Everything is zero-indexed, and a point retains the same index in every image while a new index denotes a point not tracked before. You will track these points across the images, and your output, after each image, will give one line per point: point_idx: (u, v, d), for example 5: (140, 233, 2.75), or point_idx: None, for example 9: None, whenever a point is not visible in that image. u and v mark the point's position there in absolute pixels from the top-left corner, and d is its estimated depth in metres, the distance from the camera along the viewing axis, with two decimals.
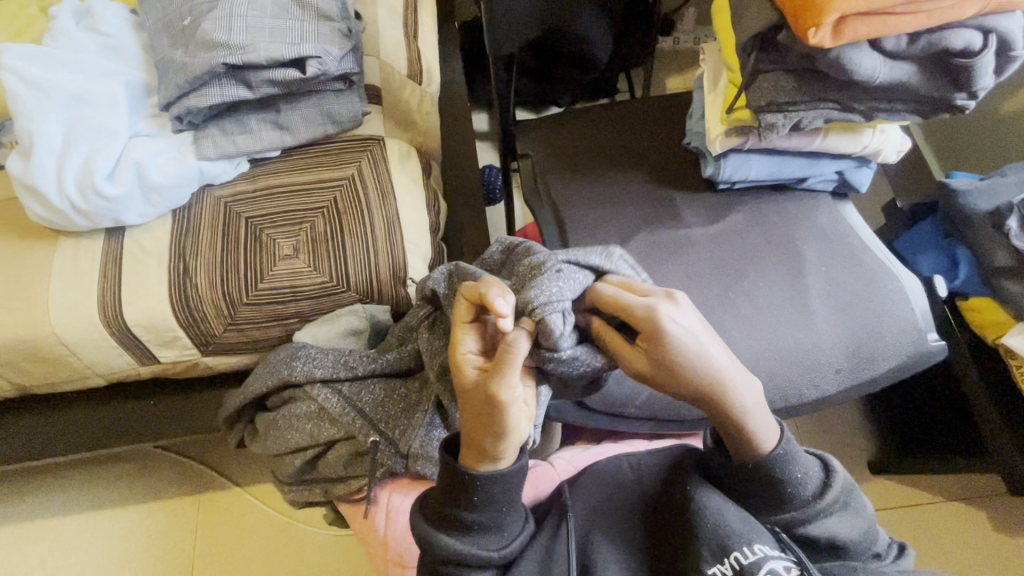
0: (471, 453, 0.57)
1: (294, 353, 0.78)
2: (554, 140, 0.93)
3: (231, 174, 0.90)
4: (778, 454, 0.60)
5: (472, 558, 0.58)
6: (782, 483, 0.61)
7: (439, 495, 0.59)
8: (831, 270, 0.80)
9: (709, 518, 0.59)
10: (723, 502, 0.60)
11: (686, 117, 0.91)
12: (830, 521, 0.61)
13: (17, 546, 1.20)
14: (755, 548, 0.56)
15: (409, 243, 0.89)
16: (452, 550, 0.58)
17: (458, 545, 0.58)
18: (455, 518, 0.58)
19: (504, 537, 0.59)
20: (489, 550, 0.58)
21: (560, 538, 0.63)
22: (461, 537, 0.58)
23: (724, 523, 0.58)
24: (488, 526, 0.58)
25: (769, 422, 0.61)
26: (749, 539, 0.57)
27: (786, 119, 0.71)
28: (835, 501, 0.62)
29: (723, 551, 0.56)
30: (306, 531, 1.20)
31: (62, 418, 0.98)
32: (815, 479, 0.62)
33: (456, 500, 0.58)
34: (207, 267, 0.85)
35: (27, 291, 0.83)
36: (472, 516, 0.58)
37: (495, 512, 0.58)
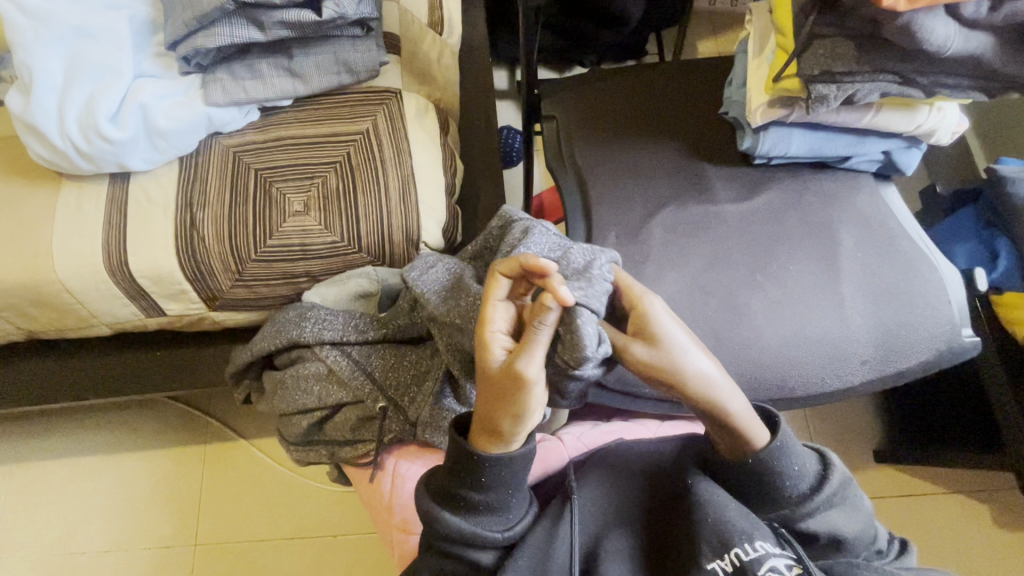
0: (484, 432, 0.56)
1: (304, 314, 0.76)
2: (581, 102, 0.87)
3: (241, 122, 0.86)
4: (773, 447, 0.59)
5: (480, 540, 0.58)
6: (780, 476, 0.59)
7: (445, 475, 0.59)
8: (865, 257, 0.76)
9: (709, 513, 0.58)
10: (722, 497, 0.59)
11: (724, 84, 0.85)
12: (832, 515, 0.60)
13: (28, 483, 1.23)
14: (756, 545, 0.55)
15: (424, 205, 0.86)
16: (458, 529, 0.57)
17: (463, 524, 0.57)
18: (463, 499, 0.57)
19: (509, 518, 0.59)
20: (493, 531, 0.58)
21: (562, 524, 0.60)
22: (468, 518, 0.58)
23: (725, 519, 0.57)
24: (493, 507, 0.58)
25: (759, 415, 0.60)
26: (751, 535, 0.56)
27: (839, 91, 0.66)
28: (834, 495, 0.60)
29: (723, 547, 0.55)
30: (309, 485, 1.22)
31: (69, 365, 0.98)
32: (812, 472, 0.61)
33: (466, 481, 0.57)
34: (215, 219, 0.82)
35: (30, 235, 0.81)
36: (478, 497, 0.57)
37: (503, 493, 0.58)
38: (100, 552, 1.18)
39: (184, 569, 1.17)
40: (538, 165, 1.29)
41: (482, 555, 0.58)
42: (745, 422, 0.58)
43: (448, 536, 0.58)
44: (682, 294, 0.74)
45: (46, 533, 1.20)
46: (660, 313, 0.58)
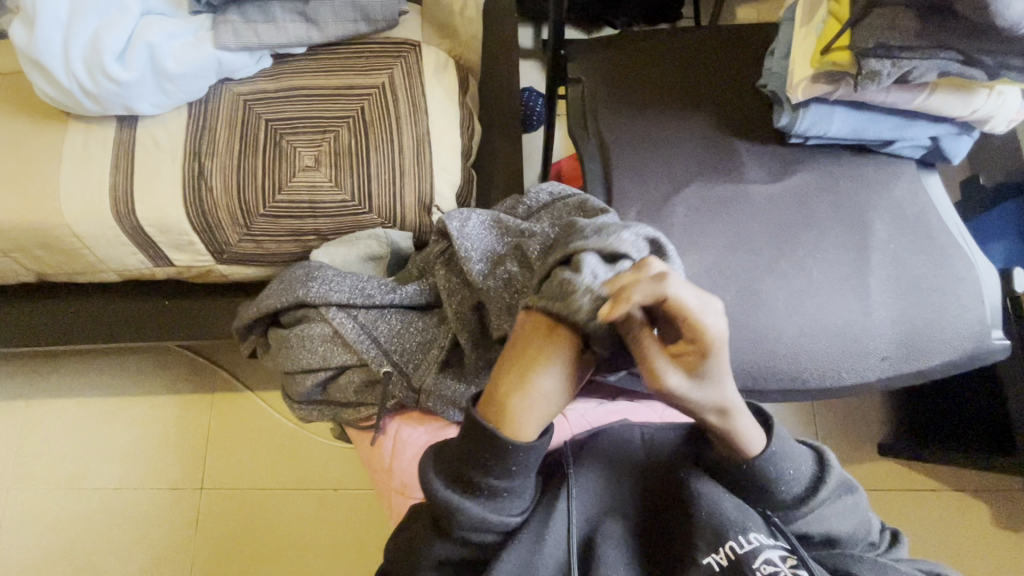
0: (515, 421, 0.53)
1: (310, 274, 0.75)
2: (609, 65, 0.82)
3: (252, 69, 0.82)
4: (767, 453, 0.57)
5: (496, 524, 0.56)
6: (772, 481, 0.58)
7: (463, 461, 0.54)
8: (896, 249, 0.73)
9: (704, 507, 0.57)
10: (720, 492, 0.58)
11: (766, 54, 0.80)
12: (826, 512, 0.60)
13: (42, 419, 1.26)
14: (751, 538, 0.55)
15: (438, 167, 0.83)
16: (478, 517, 0.55)
17: (482, 511, 0.55)
18: (485, 488, 0.54)
19: (524, 500, 0.57)
20: (511, 515, 0.57)
21: (559, 502, 0.60)
22: (485, 505, 0.55)
23: (721, 512, 0.57)
24: (514, 493, 0.55)
25: (756, 425, 0.57)
26: (746, 528, 0.56)
27: (894, 68, 0.61)
28: (828, 495, 0.59)
29: (718, 539, 0.55)
30: (312, 440, 1.24)
31: (80, 308, 0.98)
32: (808, 474, 0.59)
33: (489, 467, 0.53)
34: (223, 170, 0.79)
35: (38, 176, 0.79)
36: (502, 484, 0.54)
37: (524, 482, 0.55)
38: (111, 489, 1.22)
39: (190, 510, 1.21)
40: (559, 131, 1.24)
41: (489, 535, 0.57)
42: (745, 429, 0.56)
43: (464, 521, 0.55)
44: (700, 276, 0.71)
45: (59, 468, 1.24)
46: (722, 351, 0.48)
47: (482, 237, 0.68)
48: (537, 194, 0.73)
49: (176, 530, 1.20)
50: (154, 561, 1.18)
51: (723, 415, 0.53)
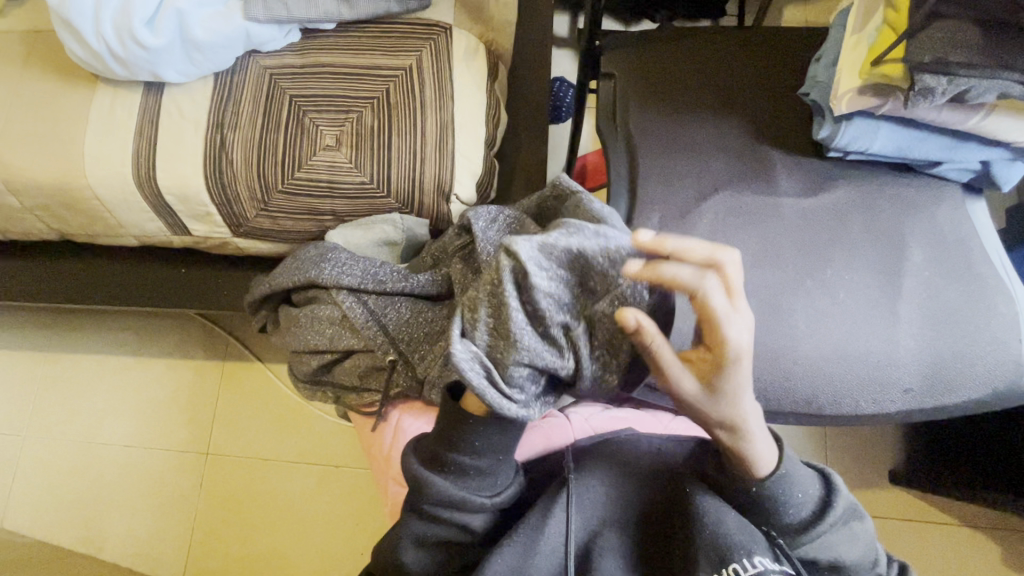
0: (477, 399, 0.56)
1: (324, 255, 0.74)
2: (644, 61, 0.79)
3: (280, 42, 0.81)
4: (778, 475, 0.56)
5: (465, 503, 0.56)
6: (781, 502, 0.56)
7: (433, 435, 0.58)
8: (933, 277, 0.69)
9: (708, 525, 0.56)
10: (724, 510, 0.57)
11: (812, 59, 0.76)
12: (833, 538, 0.57)
13: (61, 371, 1.30)
14: (756, 561, 0.53)
15: (459, 155, 0.81)
16: (446, 493, 0.56)
17: (450, 488, 0.56)
18: (453, 463, 0.56)
19: (498, 483, 0.58)
20: (480, 496, 0.57)
21: (559, 505, 0.58)
22: (455, 482, 0.56)
23: (724, 533, 0.55)
24: (483, 472, 0.57)
25: (767, 439, 0.56)
26: (750, 551, 0.54)
27: (949, 85, 0.57)
28: (838, 521, 0.57)
29: (721, 562, 0.54)
30: (316, 416, 1.25)
31: (102, 269, 1.00)
32: (814, 497, 0.58)
33: (455, 443, 0.56)
34: (245, 144, 0.79)
35: (65, 137, 0.80)
36: (468, 461, 0.56)
37: (495, 465, 0.57)
38: (121, 446, 1.25)
39: (195, 474, 1.23)
40: (587, 123, 1.21)
41: (472, 518, 0.57)
42: (754, 447, 0.55)
43: (434, 498, 0.56)
44: None
45: (74, 420, 1.28)
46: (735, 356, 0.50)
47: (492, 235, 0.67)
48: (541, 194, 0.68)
49: (180, 491, 1.23)
50: (158, 520, 1.21)
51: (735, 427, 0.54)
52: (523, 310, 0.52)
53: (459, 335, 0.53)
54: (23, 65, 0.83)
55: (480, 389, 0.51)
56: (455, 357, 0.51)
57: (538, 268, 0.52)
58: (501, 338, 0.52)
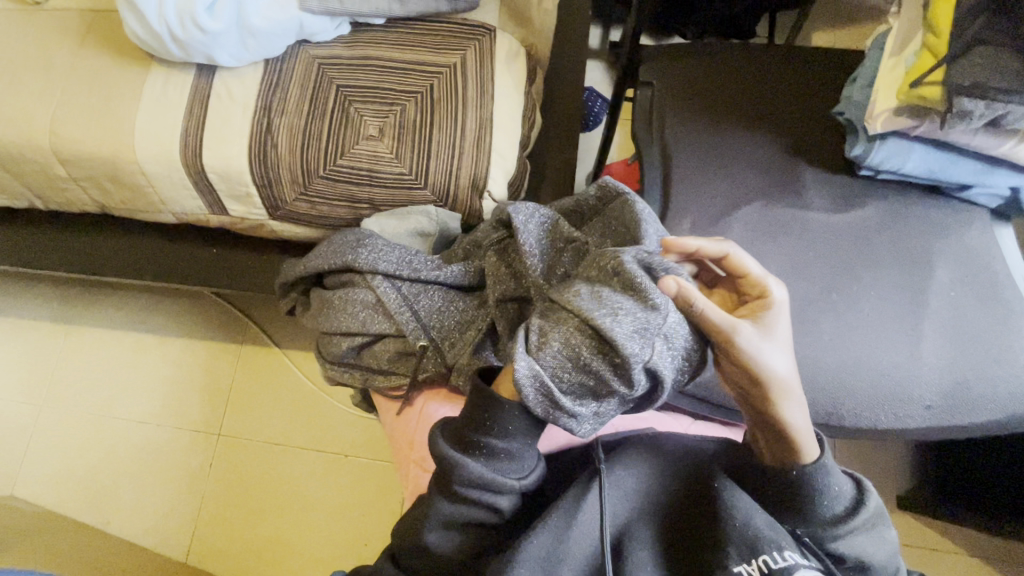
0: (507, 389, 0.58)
1: (361, 240, 0.76)
2: (683, 73, 0.81)
3: (331, 34, 0.84)
4: (824, 464, 0.58)
5: (497, 486, 0.58)
6: (817, 496, 0.58)
7: (465, 421, 0.59)
8: (958, 297, 0.70)
9: (738, 519, 0.57)
10: (752, 506, 0.58)
11: (847, 81, 0.78)
12: (862, 541, 0.58)
13: (82, 344, 1.32)
14: (787, 555, 0.54)
15: (496, 153, 0.83)
16: (479, 475, 0.57)
17: (483, 470, 0.57)
18: (486, 447, 0.57)
19: (527, 466, 0.59)
20: (510, 477, 0.58)
21: (591, 493, 0.60)
22: (486, 465, 0.57)
23: (753, 527, 0.56)
24: (513, 456, 0.58)
25: (811, 431, 0.59)
26: (780, 545, 0.55)
27: (987, 110, 0.59)
28: (868, 521, 0.58)
29: (752, 552, 0.55)
30: (331, 403, 1.26)
31: (136, 244, 1.03)
32: (848, 495, 0.59)
33: (486, 427, 0.57)
34: (290, 129, 0.81)
35: (116, 113, 0.83)
36: (500, 444, 0.57)
37: (522, 450, 0.58)
38: (136, 421, 1.27)
39: (207, 454, 1.25)
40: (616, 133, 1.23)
41: (501, 500, 0.59)
42: (799, 427, 0.58)
43: (466, 480, 0.57)
44: None
45: (93, 393, 1.30)
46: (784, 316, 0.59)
47: (531, 237, 0.67)
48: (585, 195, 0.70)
49: (191, 469, 1.24)
50: (168, 496, 1.23)
51: (783, 399, 0.57)
52: (591, 341, 0.53)
53: (522, 351, 0.54)
54: (81, 43, 0.86)
55: (537, 402, 0.54)
56: (518, 374, 0.52)
57: (607, 307, 0.53)
58: (569, 361, 0.53)
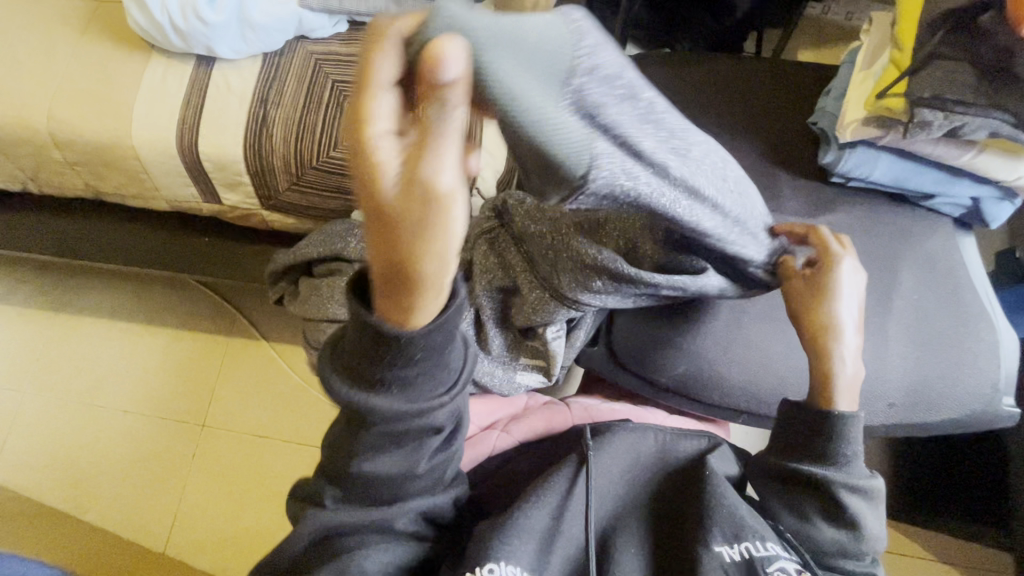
0: (392, 172, 0.33)
1: (350, 230, 0.78)
2: (667, 80, 0.85)
3: (328, 31, 0.87)
4: (851, 419, 0.61)
5: (416, 411, 0.48)
6: (827, 460, 0.60)
7: (368, 359, 0.45)
8: (922, 300, 0.73)
9: (723, 507, 0.60)
10: (736, 497, 0.61)
11: (823, 93, 0.82)
12: (863, 507, 0.61)
13: (68, 331, 1.33)
14: (768, 545, 0.58)
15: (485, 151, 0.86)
16: (390, 409, 0.47)
17: (389, 401, 0.47)
18: (391, 381, 0.46)
19: (450, 377, 0.49)
20: (433, 395, 0.48)
21: (581, 479, 0.62)
22: (398, 398, 0.47)
23: (738, 516, 0.60)
24: (428, 372, 0.46)
25: (854, 395, 0.63)
26: (761, 535, 0.59)
27: (945, 121, 0.62)
28: (869, 492, 0.61)
29: (735, 538, 0.58)
30: (317, 397, 1.27)
31: (128, 231, 1.04)
32: (859, 466, 0.62)
33: (403, 349, 0.44)
34: (285, 121, 0.83)
35: (116, 99, 0.84)
36: (406, 370, 0.45)
37: (441, 344, 0.45)
38: (120, 409, 1.27)
39: (190, 444, 1.25)
40: None
41: (437, 420, 0.50)
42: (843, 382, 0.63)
43: (380, 418, 0.48)
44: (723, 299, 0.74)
45: (77, 380, 1.30)
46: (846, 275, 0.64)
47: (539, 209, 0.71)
48: None
49: (174, 458, 1.24)
50: (150, 485, 1.22)
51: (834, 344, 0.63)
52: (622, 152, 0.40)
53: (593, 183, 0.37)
54: (82, 30, 0.88)
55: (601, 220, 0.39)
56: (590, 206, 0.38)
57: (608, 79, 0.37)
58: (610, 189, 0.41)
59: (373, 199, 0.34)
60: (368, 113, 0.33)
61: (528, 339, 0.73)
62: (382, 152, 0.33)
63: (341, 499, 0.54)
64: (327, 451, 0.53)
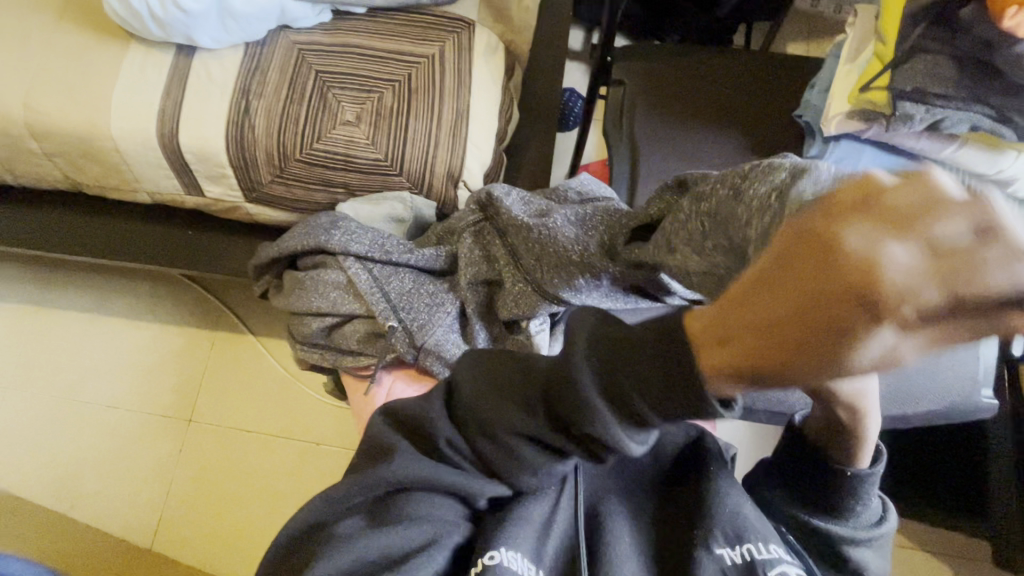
0: (873, 317, 0.23)
1: (334, 222, 0.78)
2: (653, 72, 0.84)
3: (312, 21, 0.86)
4: (864, 476, 0.50)
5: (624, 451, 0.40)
6: (833, 505, 0.52)
7: (638, 381, 0.36)
8: None
9: (725, 501, 0.51)
10: (739, 493, 0.52)
11: (807, 87, 0.82)
12: (867, 554, 0.53)
13: (51, 326, 1.31)
14: (771, 548, 0.49)
15: (471, 143, 0.85)
16: (611, 440, 0.39)
17: (615, 430, 0.38)
18: (642, 414, 0.37)
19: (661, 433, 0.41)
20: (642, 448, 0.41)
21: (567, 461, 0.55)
22: (623, 428, 0.39)
23: (741, 513, 0.51)
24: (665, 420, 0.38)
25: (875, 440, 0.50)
26: (766, 538, 0.50)
27: (926, 114, 0.64)
28: (875, 541, 0.53)
29: (736, 537, 0.49)
30: (305, 391, 1.26)
31: (109, 223, 1.02)
32: (868, 517, 0.53)
33: (662, 382, 0.35)
34: (268, 112, 0.82)
35: (94, 89, 0.83)
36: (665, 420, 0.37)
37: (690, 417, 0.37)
38: (105, 404, 1.26)
39: (177, 439, 1.24)
40: (594, 132, 1.25)
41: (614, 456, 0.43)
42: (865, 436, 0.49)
43: (594, 436, 0.39)
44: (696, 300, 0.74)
45: (61, 375, 1.28)
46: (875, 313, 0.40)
47: (521, 208, 0.72)
48: (568, 191, 0.75)
49: (160, 454, 1.23)
50: (137, 480, 1.21)
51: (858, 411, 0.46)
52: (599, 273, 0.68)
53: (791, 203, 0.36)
54: (58, 18, 0.86)
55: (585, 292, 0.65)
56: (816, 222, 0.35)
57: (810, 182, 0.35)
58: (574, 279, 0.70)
59: (824, 313, 0.25)
60: (908, 221, 0.23)
61: (514, 332, 0.72)
62: (893, 302, 0.23)
63: (457, 447, 0.48)
64: (485, 385, 0.47)
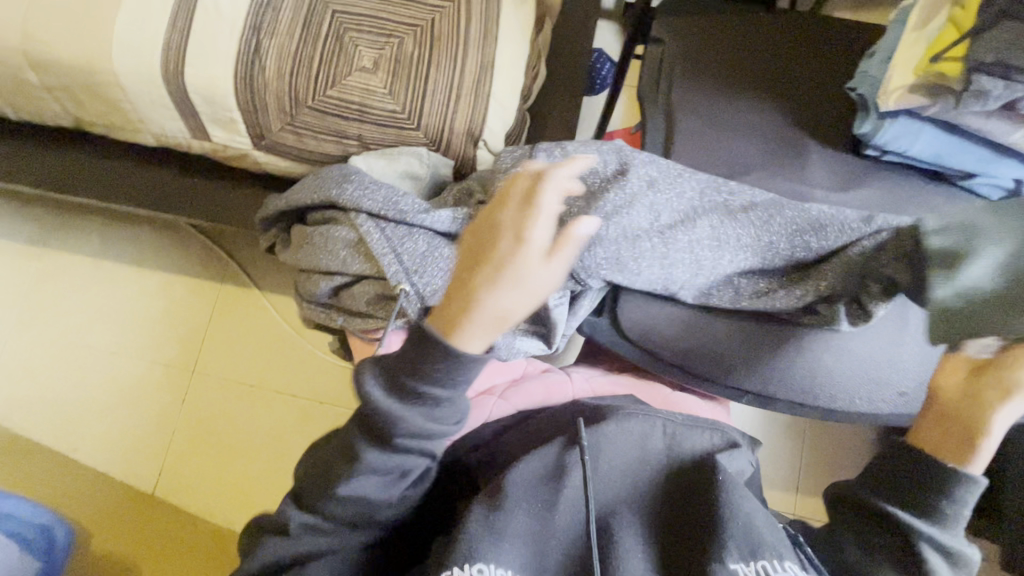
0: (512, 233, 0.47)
1: (347, 176, 0.73)
2: (695, 32, 0.78)
3: None
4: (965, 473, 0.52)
5: (426, 433, 0.51)
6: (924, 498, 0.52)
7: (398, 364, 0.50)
8: None
9: (740, 517, 0.54)
10: (752, 505, 0.56)
11: (865, 57, 0.75)
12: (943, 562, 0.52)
13: (54, 268, 1.29)
14: (786, 565, 0.52)
15: (495, 98, 0.79)
16: (415, 426, 0.50)
17: (413, 417, 0.50)
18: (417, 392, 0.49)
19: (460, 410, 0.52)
20: (445, 424, 0.52)
21: (574, 462, 0.58)
22: (422, 412, 0.51)
23: (755, 528, 0.54)
24: (443, 401, 0.50)
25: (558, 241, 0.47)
26: (782, 554, 0.53)
27: (1005, 90, 0.58)
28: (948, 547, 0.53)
29: (752, 554, 0.52)
30: (310, 349, 1.25)
31: (113, 165, 0.98)
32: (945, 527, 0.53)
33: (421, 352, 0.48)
34: (280, 52, 0.77)
35: (95, 18, 0.77)
36: (438, 392, 0.49)
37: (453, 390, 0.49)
38: (109, 350, 1.25)
39: (180, 389, 1.23)
40: (622, 97, 1.19)
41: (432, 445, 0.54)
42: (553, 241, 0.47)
43: (402, 430, 0.51)
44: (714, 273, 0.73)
45: (65, 319, 1.27)
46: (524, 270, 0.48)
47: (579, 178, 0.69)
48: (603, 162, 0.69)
49: (163, 403, 1.22)
50: (138, 428, 1.21)
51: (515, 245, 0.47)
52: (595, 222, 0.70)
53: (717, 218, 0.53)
54: None
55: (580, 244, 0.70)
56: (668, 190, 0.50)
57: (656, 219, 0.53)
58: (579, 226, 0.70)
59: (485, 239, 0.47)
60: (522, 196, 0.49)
61: None
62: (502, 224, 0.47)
63: (314, 526, 0.55)
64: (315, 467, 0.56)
